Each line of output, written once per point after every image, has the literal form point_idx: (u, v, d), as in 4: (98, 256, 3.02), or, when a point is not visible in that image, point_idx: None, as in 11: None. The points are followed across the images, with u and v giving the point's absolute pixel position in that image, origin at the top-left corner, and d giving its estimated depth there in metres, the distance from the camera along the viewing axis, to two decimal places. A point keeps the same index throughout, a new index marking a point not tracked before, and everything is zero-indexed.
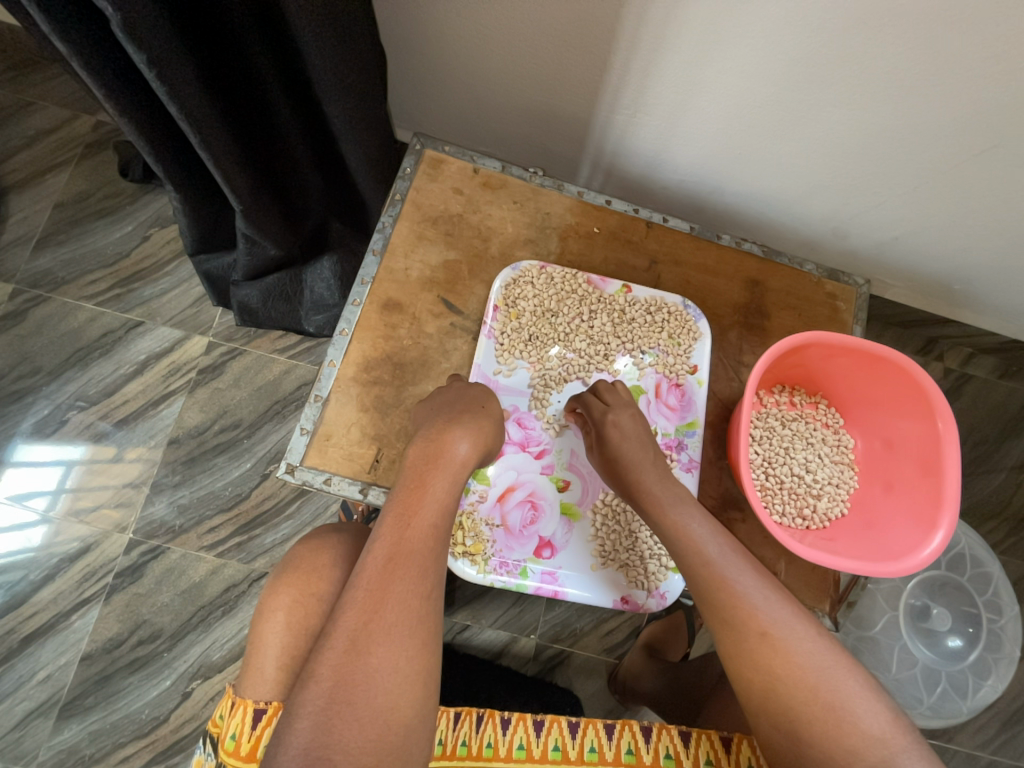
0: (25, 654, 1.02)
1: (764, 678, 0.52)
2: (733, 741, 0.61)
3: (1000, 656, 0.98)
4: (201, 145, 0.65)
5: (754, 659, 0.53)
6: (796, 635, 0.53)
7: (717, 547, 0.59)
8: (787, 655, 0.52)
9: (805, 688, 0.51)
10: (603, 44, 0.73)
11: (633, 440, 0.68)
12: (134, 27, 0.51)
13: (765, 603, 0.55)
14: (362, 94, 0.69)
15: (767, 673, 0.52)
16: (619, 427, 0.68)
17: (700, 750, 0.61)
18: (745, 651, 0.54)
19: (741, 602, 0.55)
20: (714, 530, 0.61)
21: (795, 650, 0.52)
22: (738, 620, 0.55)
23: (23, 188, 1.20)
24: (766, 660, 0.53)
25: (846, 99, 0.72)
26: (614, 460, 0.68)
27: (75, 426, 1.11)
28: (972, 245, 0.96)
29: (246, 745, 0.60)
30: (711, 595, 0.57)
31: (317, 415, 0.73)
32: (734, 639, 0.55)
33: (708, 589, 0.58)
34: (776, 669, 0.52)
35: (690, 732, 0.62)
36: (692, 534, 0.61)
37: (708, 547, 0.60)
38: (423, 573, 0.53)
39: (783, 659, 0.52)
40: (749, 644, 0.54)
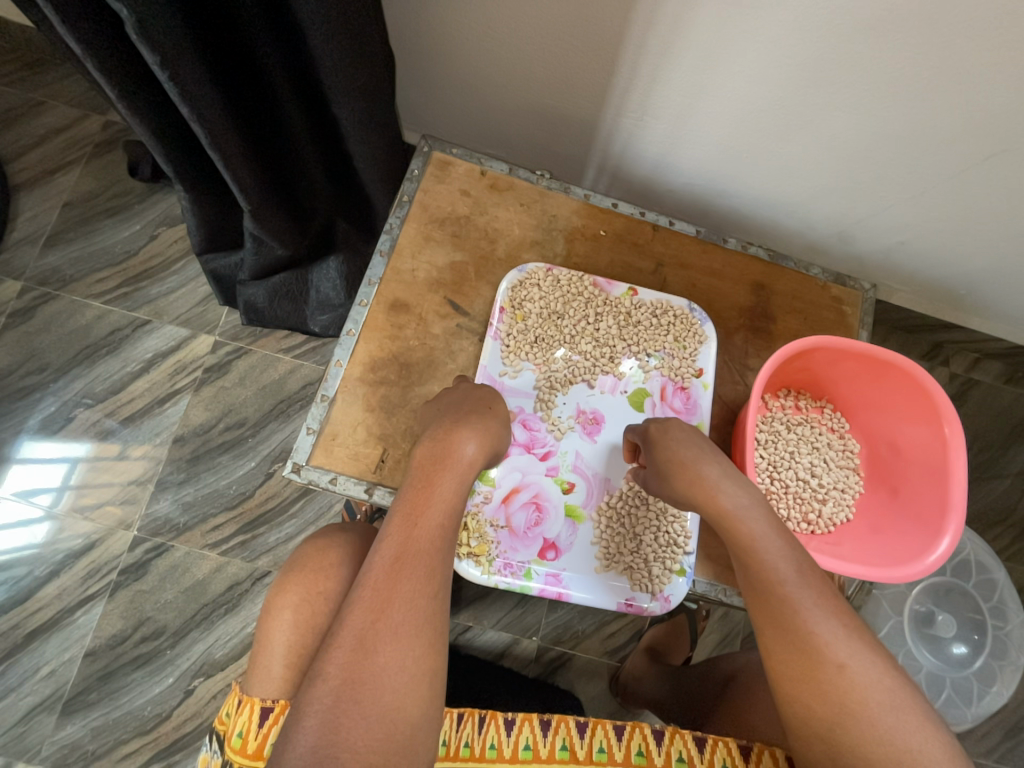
0: (29, 650, 1.02)
1: (832, 713, 0.51)
2: (752, 751, 0.60)
3: (1006, 664, 0.97)
4: (211, 145, 0.65)
5: (826, 692, 0.52)
6: (868, 669, 0.52)
7: (794, 568, 0.57)
8: (861, 692, 0.51)
9: (876, 729, 0.49)
10: (610, 47, 0.73)
11: (682, 439, 0.67)
12: (148, 28, 0.51)
13: (840, 635, 0.53)
14: (371, 95, 0.69)
15: (837, 708, 0.51)
16: (670, 427, 0.68)
17: (717, 755, 0.60)
18: (816, 684, 0.52)
19: (818, 634, 0.53)
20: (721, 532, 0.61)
21: (872, 690, 0.51)
22: (813, 651, 0.53)
23: (32, 186, 1.20)
24: (837, 693, 0.51)
25: (853, 104, 0.72)
26: (665, 463, 0.66)
27: (82, 423, 1.12)
28: (978, 251, 0.96)
29: (252, 743, 0.60)
30: (785, 617, 0.55)
31: (323, 415, 0.73)
32: (803, 669, 0.53)
33: (779, 611, 0.55)
34: (847, 705, 0.51)
35: (706, 737, 0.62)
36: (766, 551, 0.58)
37: (785, 567, 0.57)
38: (431, 573, 0.53)
39: (857, 697, 0.51)
40: (823, 677, 0.52)
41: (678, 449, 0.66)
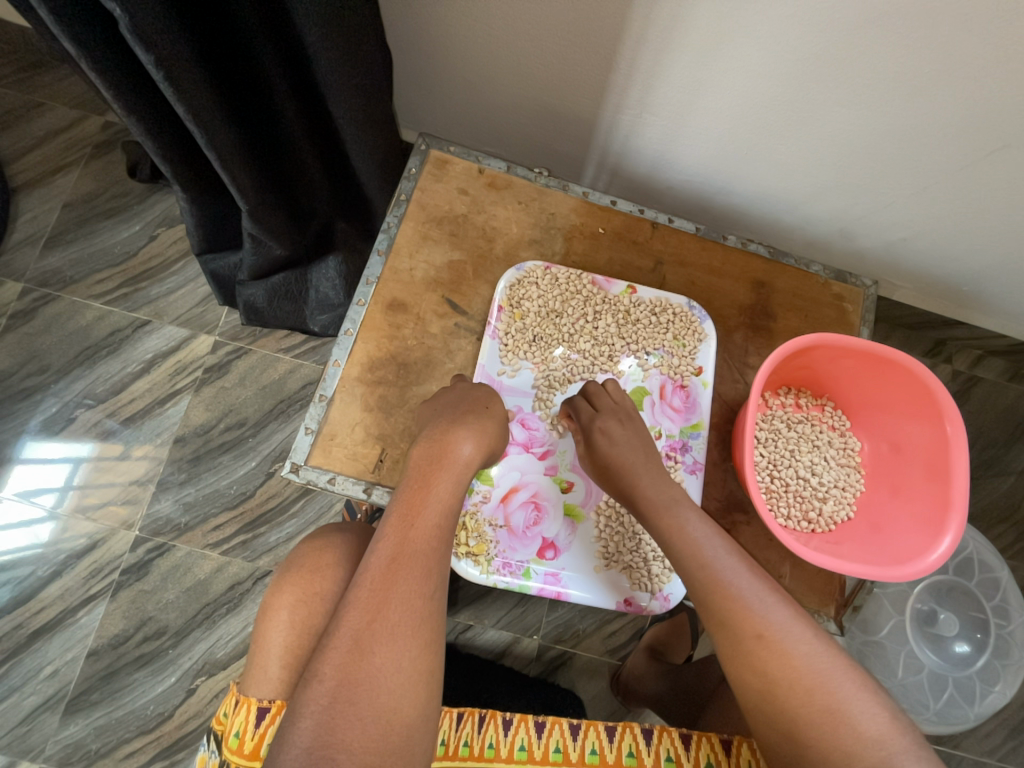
0: (33, 649, 1.03)
1: (761, 680, 0.52)
2: (732, 744, 0.61)
3: (1009, 663, 0.97)
4: (208, 145, 0.65)
5: (749, 662, 0.53)
6: (794, 637, 0.53)
7: (713, 547, 0.59)
8: (784, 658, 0.52)
9: (801, 690, 0.51)
10: (609, 45, 0.73)
11: (621, 446, 0.68)
12: (142, 27, 0.51)
13: (761, 605, 0.55)
14: (367, 93, 0.69)
15: (763, 674, 0.52)
16: (607, 433, 0.68)
17: (701, 753, 0.61)
18: (742, 654, 0.54)
19: (737, 605, 0.55)
20: (703, 532, 0.61)
21: (793, 653, 0.52)
22: (734, 623, 0.55)
23: (33, 187, 1.20)
24: (762, 661, 0.53)
25: (853, 98, 0.71)
26: (604, 464, 0.68)
27: (83, 423, 1.12)
28: (979, 246, 0.95)
29: (248, 743, 0.60)
30: (706, 595, 0.57)
31: (322, 414, 0.73)
32: (730, 644, 0.55)
33: (703, 592, 0.57)
34: (772, 672, 0.52)
35: (691, 734, 0.62)
36: (686, 536, 0.61)
37: (704, 547, 0.59)
38: (428, 574, 0.53)
39: (781, 662, 0.52)
40: (747, 648, 0.53)
41: (616, 457, 0.67)
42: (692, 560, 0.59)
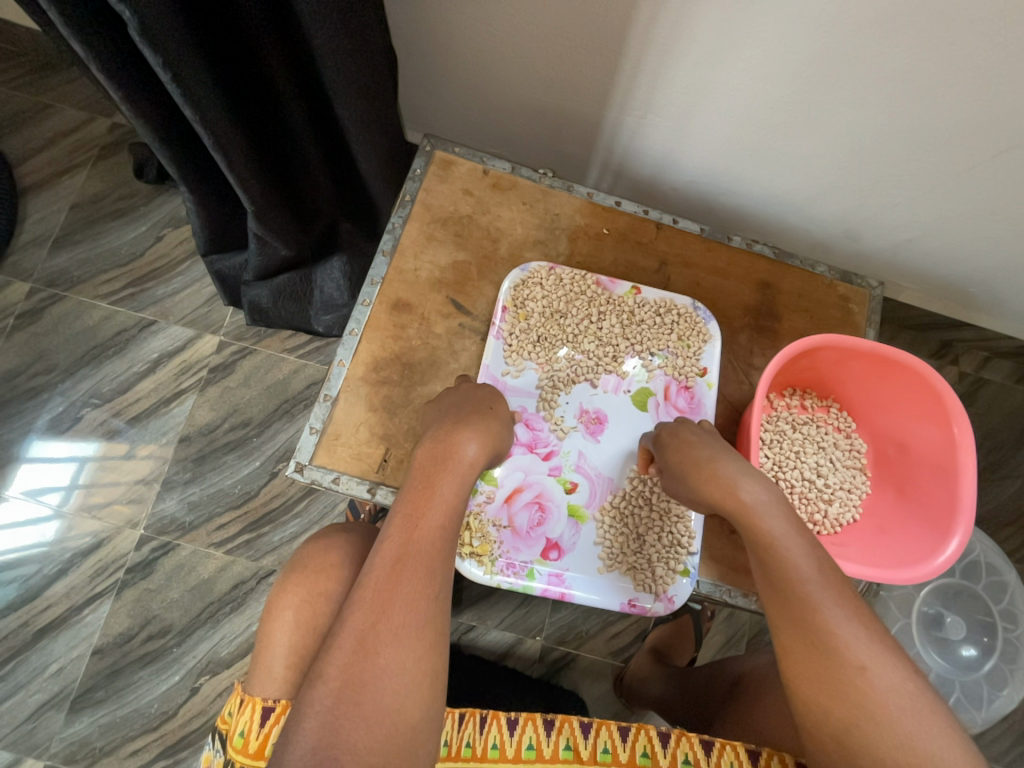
0: (38, 647, 1.03)
1: (849, 714, 0.49)
2: (761, 755, 0.60)
3: (1017, 668, 0.95)
4: (214, 146, 0.65)
5: (841, 694, 0.50)
6: (895, 676, 0.50)
7: (817, 569, 0.55)
8: (883, 697, 0.49)
9: (895, 732, 0.47)
10: (614, 46, 0.73)
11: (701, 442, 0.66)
12: (151, 31, 0.51)
13: (863, 639, 0.51)
14: (374, 95, 0.69)
15: (854, 709, 0.49)
16: (686, 433, 0.67)
17: (723, 759, 0.60)
18: (837, 684, 0.50)
19: (839, 634, 0.51)
20: (806, 548, 0.56)
21: (894, 692, 0.49)
22: (833, 653, 0.51)
23: (40, 188, 1.21)
24: (856, 694, 0.49)
25: (859, 98, 0.71)
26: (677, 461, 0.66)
27: (89, 422, 1.13)
28: (986, 248, 0.94)
29: (254, 742, 0.60)
30: (803, 617, 0.53)
31: (327, 414, 0.73)
32: (822, 671, 0.51)
33: (801, 612, 0.53)
34: (866, 708, 0.49)
35: (714, 741, 0.61)
36: (788, 551, 0.56)
37: (808, 568, 0.55)
38: (431, 574, 0.53)
39: (877, 700, 0.49)
40: (843, 679, 0.50)
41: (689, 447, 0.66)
42: (794, 578, 0.55)
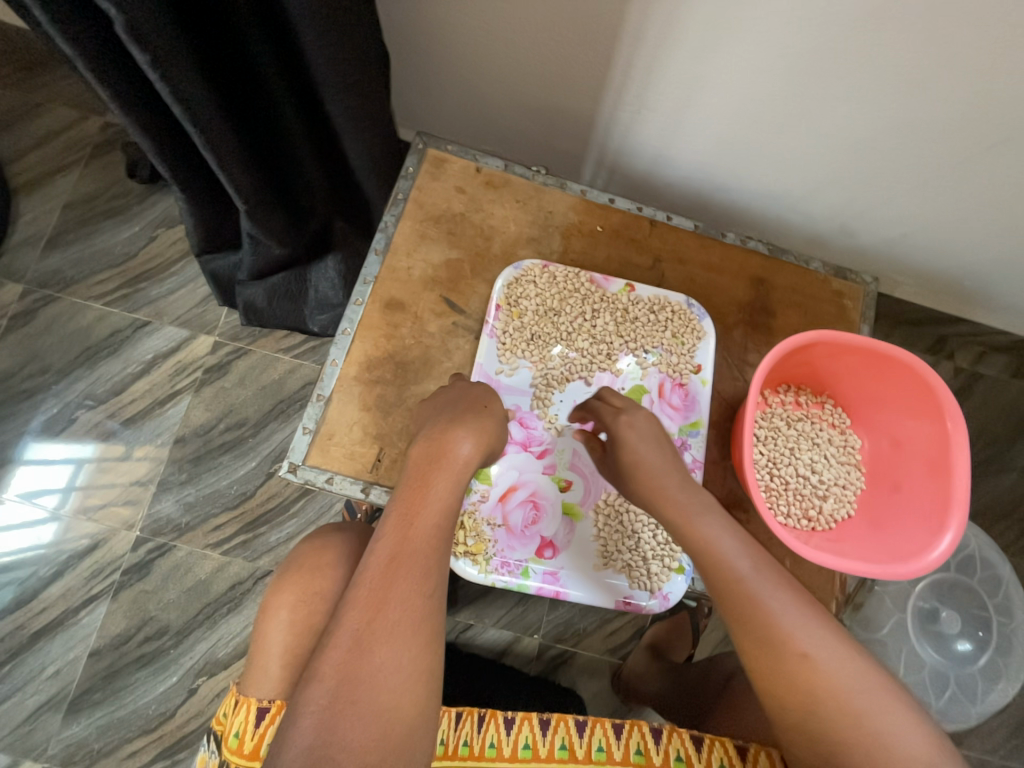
0: (35, 649, 1.03)
1: (801, 702, 0.50)
2: (749, 751, 0.60)
3: (1011, 660, 0.97)
4: (205, 145, 0.65)
5: (792, 684, 0.50)
6: (837, 657, 0.51)
7: (750, 563, 0.56)
8: (830, 679, 0.50)
9: (847, 714, 0.48)
10: (606, 41, 0.73)
11: (648, 441, 0.67)
12: (139, 28, 0.51)
13: (804, 624, 0.52)
14: (365, 93, 0.69)
15: (806, 698, 0.50)
16: (633, 426, 0.67)
17: (714, 756, 0.60)
18: (785, 675, 0.51)
19: (780, 624, 0.52)
20: (737, 542, 0.58)
21: (839, 673, 0.50)
22: (776, 644, 0.52)
23: (33, 189, 1.21)
24: (807, 683, 0.50)
25: (850, 93, 0.71)
26: (630, 464, 0.66)
27: (84, 423, 1.12)
28: (980, 242, 0.94)
29: (248, 744, 0.61)
30: (744, 614, 0.54)
31: (320, 414, 0.73)
32: (770, 665, 0.51)
33: (740, 609, 0.54)
34: (815, 694, 0.50)
35: (703, 737, 0.61)
36: (720, 548, 0.57)
37: (740, 564, 0.56)
38: (427, 572, 0.53)
39: (826, 684, 0.50)
40: (790, 670, 0.51)
41: (643, 451, 0.66)
42: (728, 575, 0.56)
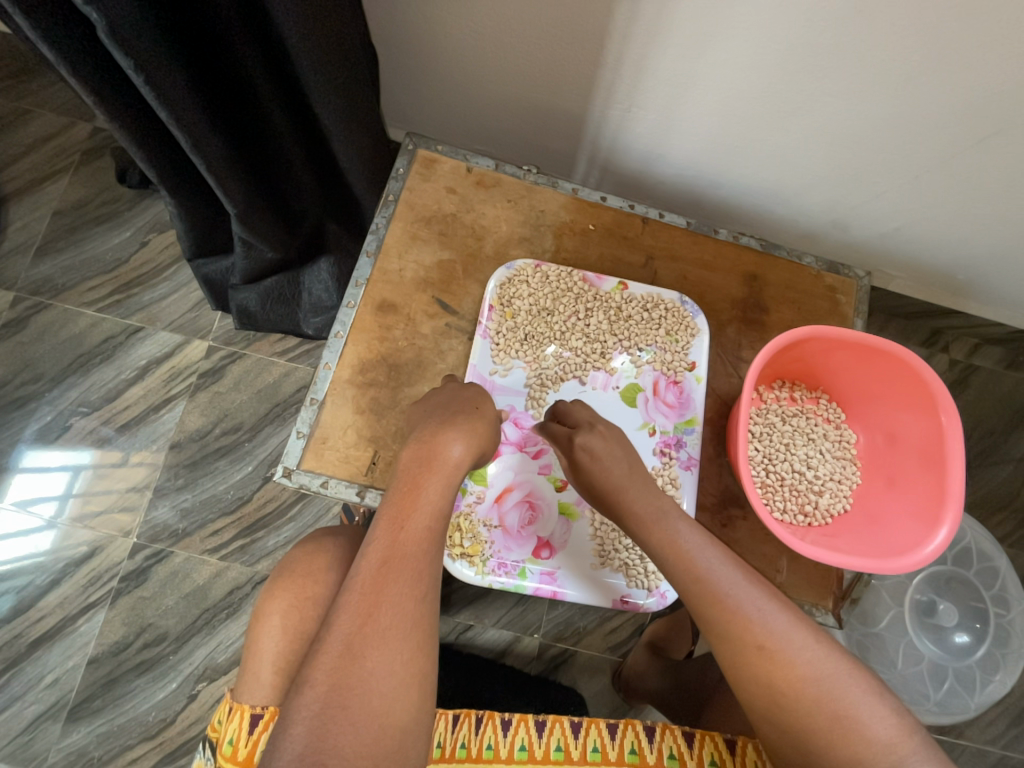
0: (33, 658, 1.03)
1: (765, 691, 0.51)
2: (737, 744, 0.61)
3: (1009, 651, 0.97)
4: (192, 149, 0.64)
5: (754, 674, 0.51)
6: (796, 645, 0.51)
7: (710, 555, 0.56)
8: (789, 668, 0.50)
9: (808, 700, 0.49)
10: (595, 40, 0.73)
11: (606, 462, 0.64)
12: (121, 32, 0.51)
13: (761, 615, 0.52)
14: (353, 94, 0.68)
15: (770, 687, 0.50)
16: (587, 449, 0.65)
17: (705, 751, 0.60)
18: (744, 666, 0.51)
19: (736, 617, 0.52)
20: (699, 539, 0.57)
21: (798, 662, 0.50)
22: (737, 637, 0.52)
23: (23, 195, 1.20)
24: (769, 674, 0.50)
25: (840, 87, 0.71)
26: (593, 486, 0.65)
27: (78, 431, 1.12)
28: (973, 235, 0.94)
29: (242, 751, 0.60)
30: (704, 608, 0.54)
31: (313, 418, 0.72)
32: (733, 655, 0.52)
33: (700, 604, 0.54)
34: (775, 683, 0.50)
35: (694, 732, 0.62)
36: (683, 545, 0.57)
37: (700, 558, 0.56)
38: (418, 576, 0.53)
39: (785, 674, 0.50)
40: (751, 662, 0.51)
41: (602, 472, 0.64)
42: (688, 572, 0.56)
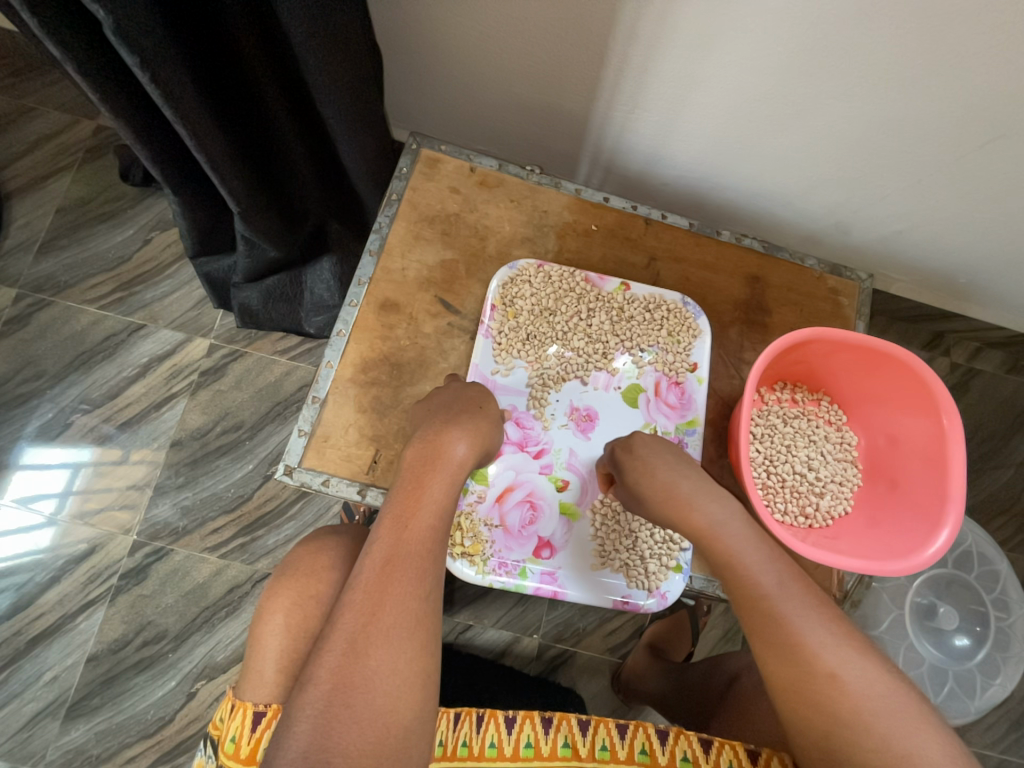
0: (32, 655, 1.03)
1: (827, 721, 0.49)
2: (761, 756, 0.59)
3: (1009, 656, 0.96)
4: (196, 147, 0.65)
5: (817, 703, 0.50)
6: (865, 677, 0.50)
7: (776, 578, 0.57)
8: (857, 699, 0.49)
9: (873, 734, 0.48)
10: (599, 41, 0.73)
11: (650, 455, 0.67)
12: (127, 30, 0.51)
13: (828, 643, 0.52)
14: (357, 94, 0.68)
15: (832, 716, 0.49)
16: (630, 447, 0.68)
17: (723, 758, 0.60)
18: (808, 695, 0.50)
19: (805, 644, 0.52)
20: (761, 556, 0.58)
21: (866, 694, 0.49)
22: (802, 662, 0.51)
23: (25, 192, 1.20)
24: (832, 704, 0.49)
25: (845, 90, 0.71)
26: (635, 484, 0.66)
27: (80, 428, 1.12)
28: (975, 238, 0.95)
29: (245, 748, 0.60)
30: (768, 631, 0.54)
31: (315, 416, 0.73)
32: (794, 682, 0.51)
33: (766, 626, 0.54)
34: (841, 713, 0.49)
35: (712, 740, 0.61)
36: (745, 561, 0.58)
37: (766, 579, 0.57)
38: (422, 575, 0.53)
39: (852, 704, 0.49)
40: (814, 689, 0.50)
41: (643, 469, 0.66)
42: (754, 588, 0.56)
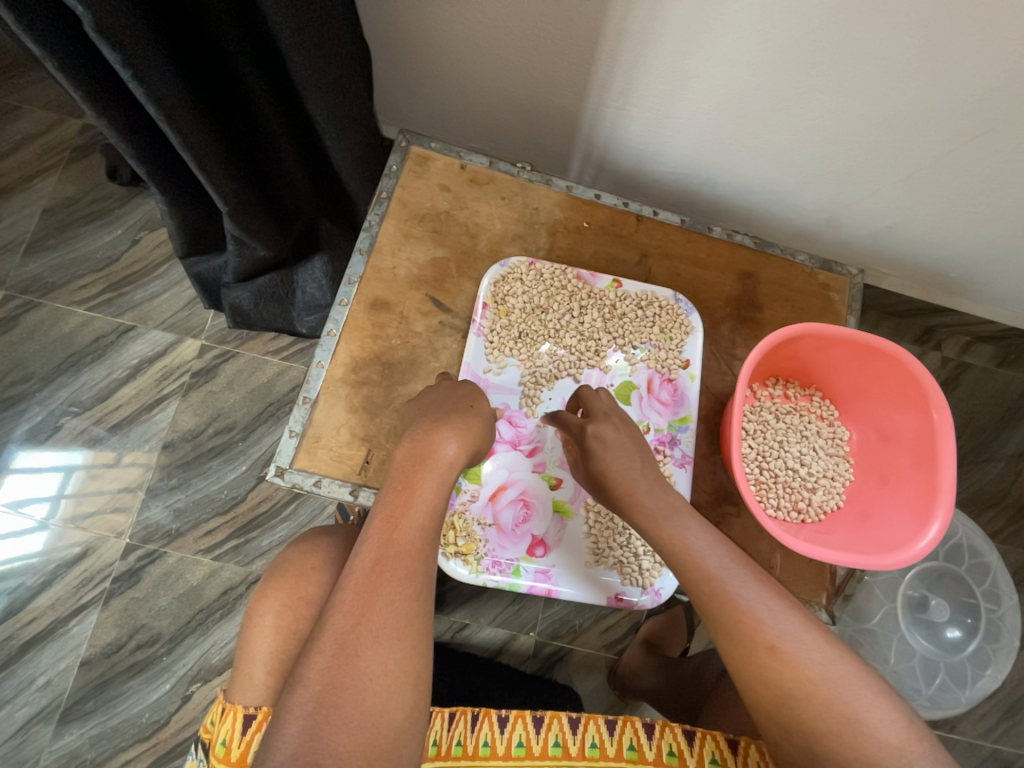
0: (24, 661, 1.02)
1: (773, 692, 0.50)
2: (740, 745, 0.61)
3: (999, 647, 0.98)
4: (181, 145, 0.64)
5: (762, 675, 0.51)
6: (807, 647, 0.51)
7: (718, 559, 0.56)
8: (800, 669, 0.50)
9: (817, 703, 0.48)
10: (589, 37, 0.72)
11: (618, 453, 0.65)
12: (106, 26, 0.50)
13: (771, 616, 0.52)
14: (344, 91, 0.68)
15: (778, 688, 0.50)
16: (601, 438, 0.65)
17: (705, 749, 0.61)
18: (754, 667, 0.51)
19: (747, 617, 0.52)
20: (713, 542, 0.58)
21: (808, 663, 0.50)
22: (747, 637, 0.52)
23: (12, 192, 1.19)
24: (779, 677, 0.50)
25: (835, 85, 0.71)
26: (600, 475, 0.65)
27: (70, 431, 1.11)
28: (964, 233, 0.95)
29: (236, 752, 0.59)
30: (713, 608, 0.54)
31: (306, 417, 0.72)
32: (740, 655, 0.52)
33: (711, 604, 0.54)
34: (785, 683, 0.50)
35: (695, 731, 0.62)
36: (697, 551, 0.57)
37: (709, 559, 0.56)
38: (412, 575, 0.53)
39: (794, 673, 0.50)
40: (759, 661, 0.51)
41: (613, 463, 0.64)
42: (703, 574, 0.56)
